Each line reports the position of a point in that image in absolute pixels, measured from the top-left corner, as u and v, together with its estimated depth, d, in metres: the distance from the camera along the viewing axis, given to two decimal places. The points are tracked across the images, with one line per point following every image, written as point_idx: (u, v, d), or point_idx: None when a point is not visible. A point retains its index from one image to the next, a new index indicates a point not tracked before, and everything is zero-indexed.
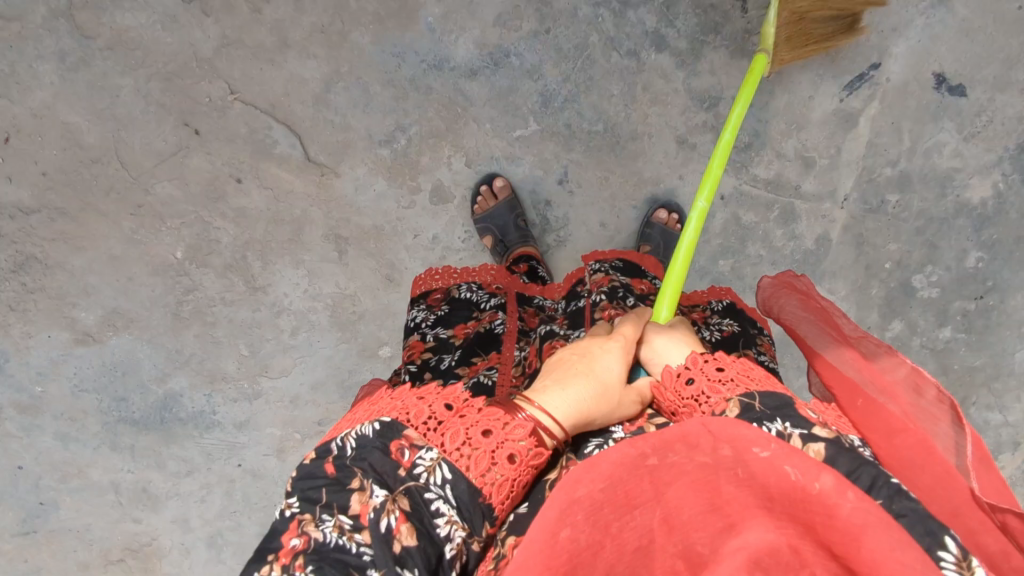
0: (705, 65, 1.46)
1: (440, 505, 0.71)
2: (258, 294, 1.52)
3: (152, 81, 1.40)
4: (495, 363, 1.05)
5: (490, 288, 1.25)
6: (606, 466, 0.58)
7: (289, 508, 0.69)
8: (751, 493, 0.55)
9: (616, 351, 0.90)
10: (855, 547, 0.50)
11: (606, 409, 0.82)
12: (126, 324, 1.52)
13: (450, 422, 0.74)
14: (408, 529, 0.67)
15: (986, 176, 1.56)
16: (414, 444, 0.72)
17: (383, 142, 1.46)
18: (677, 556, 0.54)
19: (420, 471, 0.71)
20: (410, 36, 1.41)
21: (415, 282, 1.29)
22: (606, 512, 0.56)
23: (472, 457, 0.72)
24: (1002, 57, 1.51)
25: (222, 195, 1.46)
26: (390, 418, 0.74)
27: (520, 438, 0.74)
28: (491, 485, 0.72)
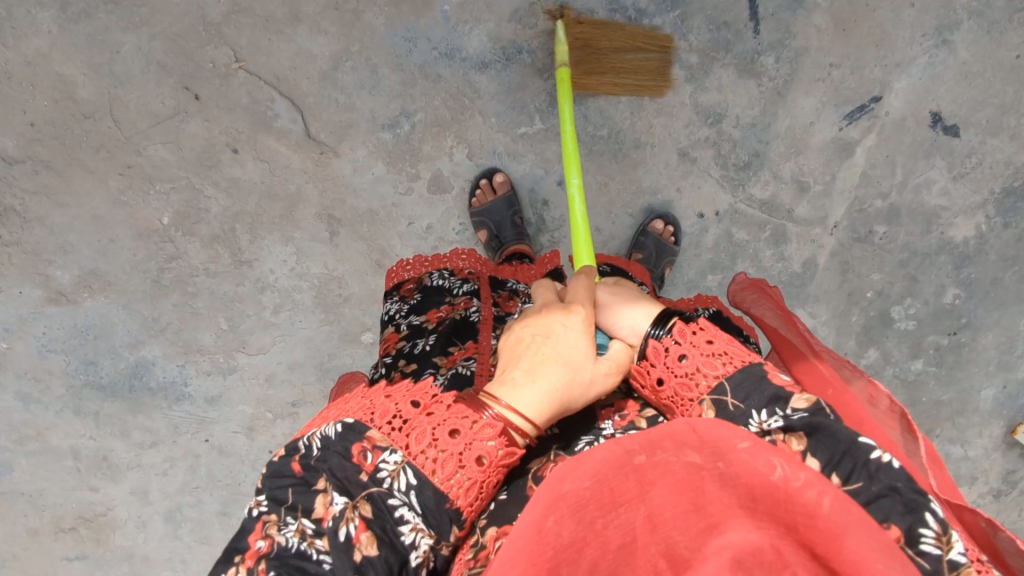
0: (713, 81, 1.49)
1: (404, 513, 0.68)
2: (243, 268, 1.49)
3: (155, 40, 1.36)
4: (473, 353, 1.02)
5: (463, 275, 1.26)
6: (592, 463, 0.59)
7: (258, 507, 0.69)
8: (731, 491, 0.55)
9: (578, 323, 0.83)
10: (837, 546, 0.49)
11: (584, 395, 0.78)
12: (103, 287, 1.47)
13: (416, 421, 0.71)
14: (368, 538, 0.67)
15: (970, 217, 1.61)
16: (377, 446, 0.70)
17: (386, 125, 1.44)
18: (660, 555, 0.52)
19: (383, 476, 0.69)
20: (424, 23, 1.39)
21: (388, 274, 1.31)
22: (591, 510, 0.57)
23: (438, 460, 0.69)
24: (996, 103, 1.55)
25: (216, 164, 1.43)
26: (354, 418, 0.71)
27: (487, 440, 0.70)
28: (458, 489, 0.68)
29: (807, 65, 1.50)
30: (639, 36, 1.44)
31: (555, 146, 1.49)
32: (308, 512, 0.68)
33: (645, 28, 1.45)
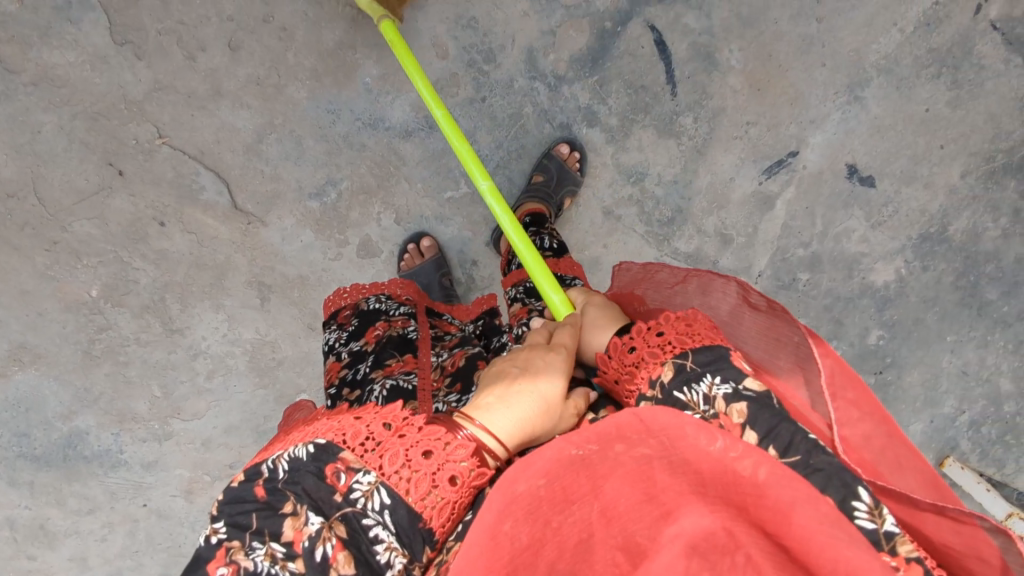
0: (634, 142, 1.53)
1: (379, 532, 0.68)
2: (175, 336, 1.50)
3: (76, 119, 1.36)
4: (413, 368, 1.05)
5: (400, 299, 1.25)
6: (540, 463, 0.54)
7: (217, 534, 0.68)
8: (687, 478, 0.52)
9: (561, 361, 0.85)
10: (787, 523, 0.47)
11: (550, 423, 0.79)
12: (34, 360, 1.48)
13: (389, 442, 0.71)
14: (345, 557, 0.66)
15: (889, 261, 1.66)
16: (351, 467, 0.70)
17: (313, 195, 1.46)
18: (616, 549, 0.50)
19: (356, 496, 0.69)
20: (346, 94, 1.41)
21: (326, 303, 1.28)
22: (544, 509, 0.52)
23: (411, 480, 0.70)
24: (909, 154, 1.60)
25: (143, 237, 1.44)
26: (325, 440, 0.72)
27: (461, 460, 0.71)
28: (432, 508, 0.69)
29: (724, 124, 1.54)
30: (559, 101, 1.48)
31: (482, 208, 1.52)
32: (274, 533, 0.67)
33: (565, 93, 1.47)
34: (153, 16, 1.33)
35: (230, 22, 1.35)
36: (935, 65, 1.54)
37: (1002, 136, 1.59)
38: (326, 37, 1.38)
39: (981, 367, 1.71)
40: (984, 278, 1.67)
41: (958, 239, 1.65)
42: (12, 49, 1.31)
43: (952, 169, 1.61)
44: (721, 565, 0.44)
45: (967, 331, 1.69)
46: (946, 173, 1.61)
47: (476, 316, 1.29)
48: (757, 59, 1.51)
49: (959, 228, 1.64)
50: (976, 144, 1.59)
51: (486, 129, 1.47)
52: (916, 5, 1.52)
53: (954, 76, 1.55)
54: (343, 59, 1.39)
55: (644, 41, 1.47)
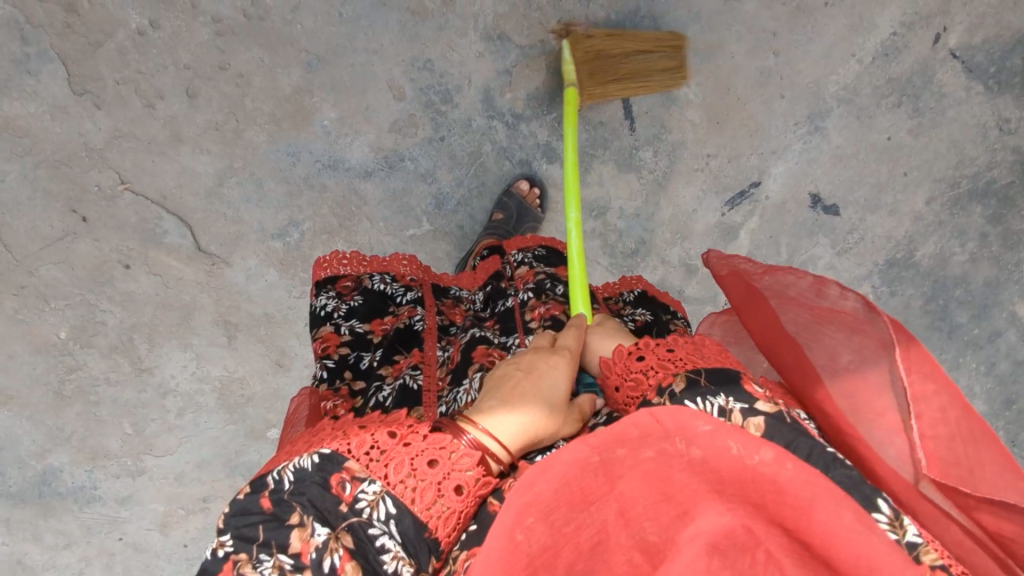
0: (593, 176, 1.55)
1: (385, 541, 0.69)
2: (144, 375, 1.51)
3: (38, 168, 1.38)
4: (418, 362, 1.03)
5: (405, 280, 1.18)
6: (558, 467, 0.55)
7: (224, 547, 0.68)
8: (703, 477, 0.53)
9: (562, 367, 0.87)
10: (807, 518, 0.48)
11: (552, 431, 0.79)
12: (7, 401, 1.48)
13: (394, 451, 0.71)
14: (352, 567, 0.67)
15: (856, 287, 1.63)
16: (356, 476, 0.70)
17: (276, 235, 1.47)
18: (635, 548, 0.51)
19: (362, 506, 0.69)
20: (305, 137, 1.43)
21: (319, 264, 1.18)
22: (563, 512, 0.53)
23: (417, 488, 0.70)
24: (872, 182, 1.58)
25: (109, 279, 1.45)
26: (330, 449, 0.72)
27: (466, 469, 0.71)
28: (437, 518, 0.69)
29: (684, 157, 1.55)
30: (518, 138, 1.50)
31: (445, 245, 1.52)
32: (281, 545, 0.68)
33: (524, 131, 1.49)
34: (111, 66, 1.36)
35: (186, 70, 1.38)
36: (895, 94, 1.54)
37: (966, 163, 1.56)
38: (283, 82, 1.41)
39: None
40: (954, 302, 1.62)
41: (926, 263, 1.61)
42: None
43: (916, 197, 1.58)
44: (739, 560, 0.45)
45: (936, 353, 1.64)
46: (911, 201, 1.58)
47: (483, 283, 1.24)
48: (715, 92, 1.52)
49: (926, 253, 1.61)
50: (940, 170, 1.56)
51: (447, 168, 1.49)
52: (872, 36, 1.52)
53: (915, 104, 1.54)
54: (300, 103, 1.42)
55: None
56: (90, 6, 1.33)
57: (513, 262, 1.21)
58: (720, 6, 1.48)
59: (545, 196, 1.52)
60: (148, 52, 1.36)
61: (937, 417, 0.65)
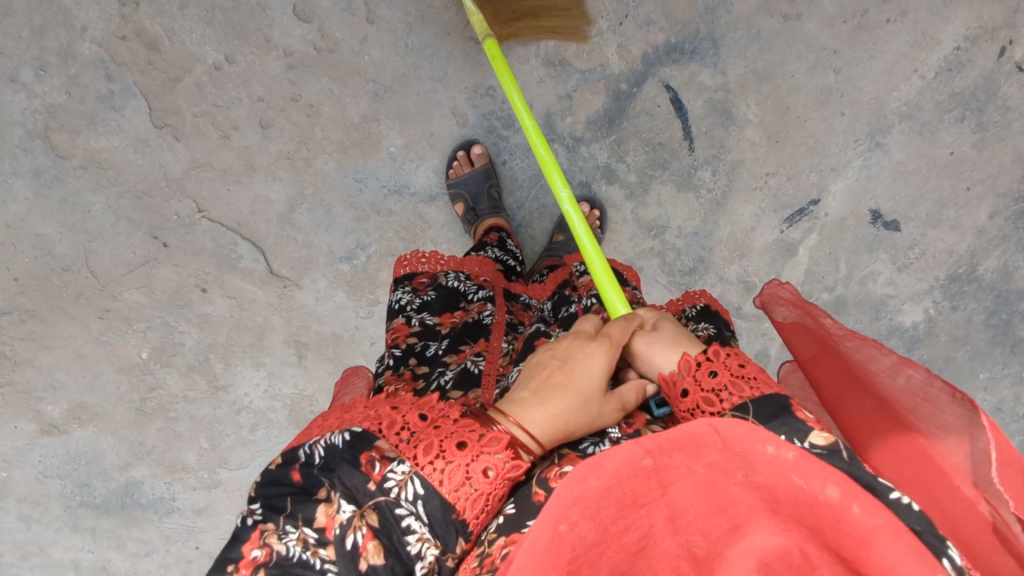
0: (652, 198, 1.57)
1: (411, 522, 0.66)
2: (220, 393, 1.54)
3: (122, 198, 1.45)
4: (483, 350, 0.98)
5: (478, 280, 1.18)
6: (611, 465, 0.51)
7: (251, 515, 0.64)
8: (760, 492, 0.48)
9: (602, 355, 0.81)
10: (865, 551, 0.44)
11: (588, 419, 0.76)
12: (91, 418, 1.51)
13: (425, 433, 0.69)
14: (375, 547, 0.64)
15: (918, 302, 1.59)
16: (386, 456, 0.67)
17: (344, 258, 1.51)
18: (684, 558, 0.47)
19: (390, 485, 0.66)
20: (371, 164, 1.48)
21: (399, 263, 1.21)
22: (612, 512, 0.49)
23: (445, 470, 0.67)
24: (934, 198, 1.55)
25: (187, 303, 1.50)
26: (361, 428, 0.70)
27: (496, 452, 0.68)
28: (465, 500, 0.66)
29: (743, 176, 1.56)
30: (579, 161, 1.55)
31: None
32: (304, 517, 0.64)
33: (584, 154, 1.54)
34: (189, 100, 1.43)
35: (260, 102, 1.44)
36: (958, 109, 1.51)
37: None
38: (351, 111, 1.46)
39: (1017, 405, 1.62)
40: (1017, 316, 1.58)
41: (989, 278, 1.57)
42: (62, 136, 1.41)
43: (979, 211, 1.54)
44: None
45: (1000, 368, 1.60)
46: (973, 215, 1.55)
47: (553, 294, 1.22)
48: (774, 111, 1.53)
49: (989, 267, 1.57)
50: (1004, 184, 1.53)
51: (507, 191, 1.54)
52: (934, 51, 1.50)
53: (979, 118, 1.51)
54: (367, 132, 1.47)
55: (660, 99, 1.52)
56: (170, 44, 1.41)
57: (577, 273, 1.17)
58: (778, 26, 1.50)
59: (603, 218, 1.55)
60: (223, 86, 1.43)
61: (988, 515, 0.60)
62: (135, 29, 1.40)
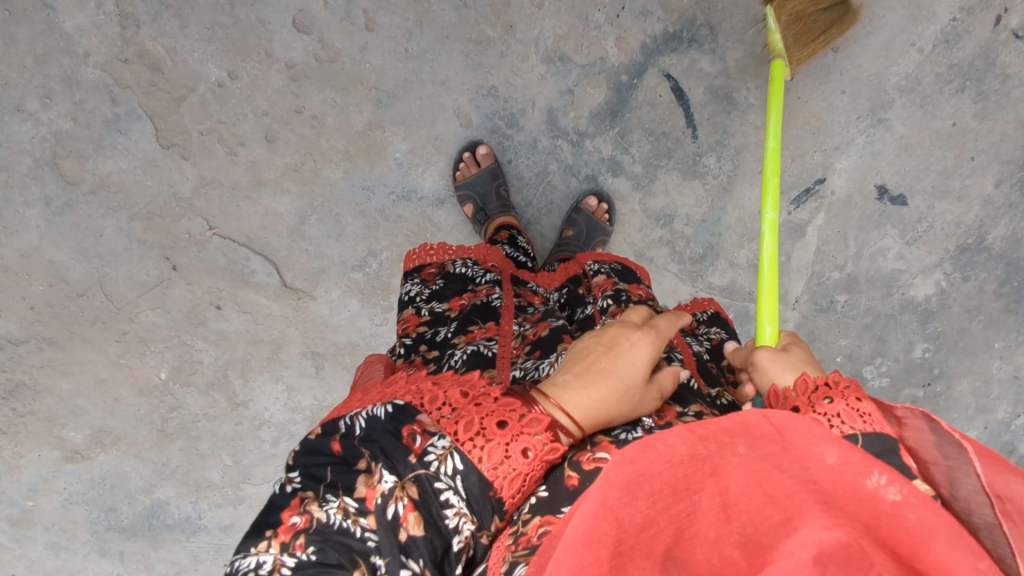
0: (660, 186, 1.54)
1: (450, 497, 0.66)
2: (240, 409, 1.54)
3: (133, 221, 1.45)
4: (493, 334, 0.97)
5: (485, 265, 1.18)
6: (662, 450, 0.51)
7: (291, 484, 0.67)
8: (809, 485, 0.49)
9: (645, 345, 0.82)
10: (923, 549, 0.44)
11: (627, 408, 0.76)
12: (114, 441, 1.52)
13: (465, 410, 0.70)
14: (415, 518, 0.64)
15: (929, 276, 1.59)
16: (426, 430, 0.68)
17: (356, 266, 1.52)
18: (735, 545, 0.47)
19: (431, 459, 0.66)
20: (378, 171, 1.49)
21: (410, 256, 1.21)
22: (663, 496, 0.49)
23: (485, 448, 0.67)
24: (939, 169, 1.55)
25: (203, 320, 1.50)
26: (403, 402, 0.71)
27: (534, 432, 0.68)
28: (503, 478, 0.66)
29: (749, 159, 1.53)
30: (583, 155, 1.52)
31: None
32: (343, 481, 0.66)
33: (588, 148, 1.52)
34: (195, 118, 1.43)
35: (265, 116, 1.45)
36: (957, 80, 1.52)
37: None
38: (355, 120, 1.46)
39: None
40: None
41: (998, 247, 1.57)
42: (70, 162, 1.42)
43: (985, 180, 1.55)
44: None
45: (1015, 336, 1.60)
46: (979, 185, 1.55)
47: (561, 286, 1.21)
48: None
49: (998, 236, 1.57)
50: (1008, 152, 1.54)
51: (514, 189, 1.55)
52: (931, 23, 1.51)
53: (979, 88, 1.52)
54: (372, 139, 1.47)
55: (661, 89, 1.50)
56: (172, 63, 1.41)
57: (588, 274, 1.18)
58: None
59: (612, 210, 1.53)
60: (227, 102, 1.44)
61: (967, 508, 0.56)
62: (137, 51, 1.41)
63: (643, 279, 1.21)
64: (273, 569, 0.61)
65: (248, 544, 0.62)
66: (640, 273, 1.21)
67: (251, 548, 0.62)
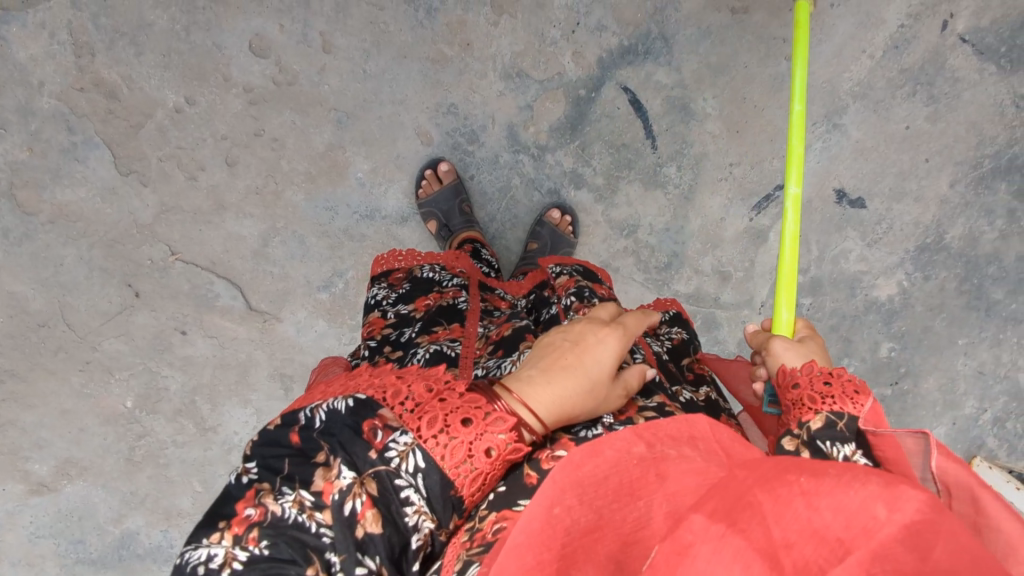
0: (622, 198, 1.55)
1: (410, 494, 0.64)
2: (209, 434, 1.52)
3: (94, 248, 1.44)
4: (458, 336, 0.97)
5: (453, 270, 1.18)
6: (608, 453, 0.56)
7: (248, 475, 0.65)
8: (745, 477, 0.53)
9: (612, 342, 0.82)
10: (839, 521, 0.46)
11: (591, 404, 0.75)
12: (80, 472, 1.49)
13: (428, 405, 0.68)
14: (373, 515, 0.63)
15: (890, 276, 1.62)
16: (389, 425, 0.66)
17: (322, 286, 1.51)
18: None
19: (391, 456, 0.65)
20: (340, 191, 1.49)
21: (376, 261, 1.21)
22: (609, 501, 0.54)
23: (448, 446, 0.65)
24: (894, 171, 1.59)
25: (168, 347, 1.49)
26: (365, 396, 0.69)
27: (498, 432, 0.67)
28: (464, 477, 0.65)
29: (708, 168, 1.54)
30: (544, 168, 1.53)
31: None
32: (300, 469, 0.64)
33: (549, 161, 1.53)
34: (153, 144, 1.43)
35: (224, 140, 1.45)
36: (908, 84, 1.56)
37: (986, 142, 1.56)
38: (316, 141, 1.47)
39: (998, 366, 1.62)
40: (988, 280, 1.60)
41: (956, 245, 1.60)
42: (27, 193, 1.41)
43: (940, 181, 1.58)
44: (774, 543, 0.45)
45: (979, 332, 1.61)
46: (935, 185, 1.58)
47: (528, 291, 1.22)
48: None
49: (956, 235, 1.59)
50: (961, 153, 1.57)
51: (478, 205, 1.56)
52: (880, 31, 1.55)
53: (930, 91, 1.55)
54: (333, 160, 1.48)
55: (619, 102, 1.51)
56: (129, 91, 1.41)
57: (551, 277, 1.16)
58: (727, 19, 1.49)
59: (576, 222, 1.54)
60: (186, 128, 1.43)
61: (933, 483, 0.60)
62: (92, 79, 1.40)
63: (606, 281, 1.22)
64: (223, 563, 0.59)
65: (201, 534, 0.61)
66: (605, 278, 1.22)
67: (204, 539, 0.60)
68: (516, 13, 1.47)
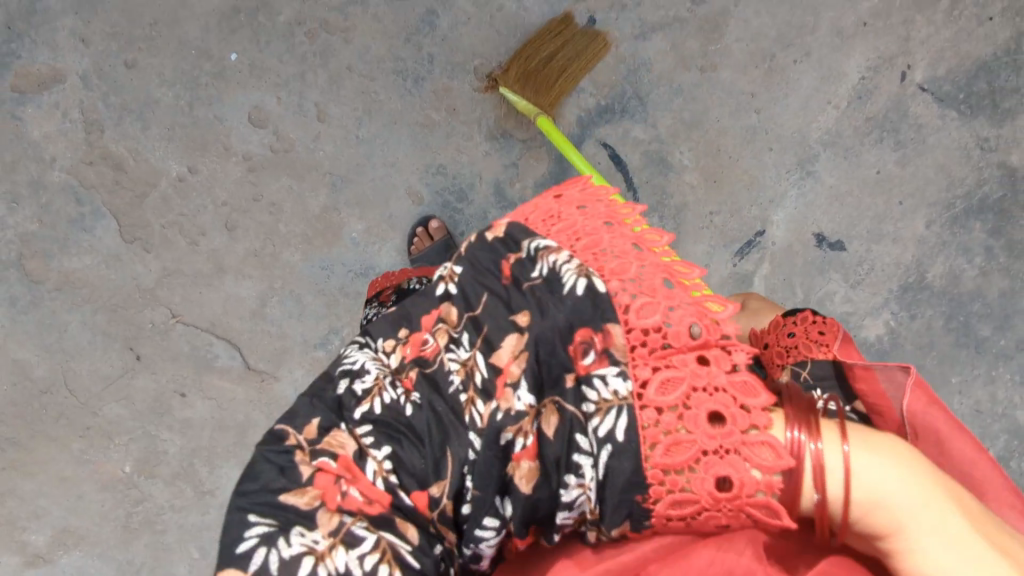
0: None
1: (584, 463, 0.63)
2: (206, 498, 1.52)
3: (97, 313, 1.49)
4: None
5: (439, 279, 1.31)
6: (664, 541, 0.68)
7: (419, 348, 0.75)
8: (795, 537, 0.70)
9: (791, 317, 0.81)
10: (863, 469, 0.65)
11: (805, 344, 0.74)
12: (77, 541, 1.49)
13: (673, 351, 0.64)
14: (527, 468, 0.64)
15: (876, 316, 1.65)
16: (608, 351, 0.64)
17: (319, 344, 1.55)
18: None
19: (591, 404, 0.63)
20: (336, 251, 1.55)
21: (372, 283, 1.37)
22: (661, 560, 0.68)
23: (669, 413, 0.62)
24: (871, 215, 1.64)
25: (167, 409, 1.51)
26: (600, 287, 0.67)
27: (759, 408, 0.62)
28: (665, 462, 0.61)
29: (690, 217, 1.64)
30: None
31: None
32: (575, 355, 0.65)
33: None
34: (157, 212, 1.50)
35: (224, 206, 1.52)
36: (875, 131, 1.63)
37: (956, 184, 1.62)
38: (312, 205, 1.53)
39: (994, 405, 1.64)
40: (974, 317, 1.63)
41: (939, 284, 1.64)
42: (35, 263, 1.47)
43: (916, 222, 1.63)
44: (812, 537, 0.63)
45: (971, 370, 1.63)
46: (912, 227, 1.64)
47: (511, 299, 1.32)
48: (707, 155, 1.63)
49: (937, 273, 1.64)
50: (933, 195, 1.63)
51: None
52: (843, 83, 1.63)
53: (896, 138, 1.63)
54: (329, 221, 1.54)
55: (600, 156, 1.63)
56: (135, 163, 1.49)
57: None
58: (697, 78, 1.61)
59: None
60: (188, 196, 1.51)
61: (927, 432, 0.79)
62: (101, 153, 1.48)
63: None
64: (353, 430, 0.68)
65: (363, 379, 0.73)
66: None
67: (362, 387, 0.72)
68: (499, 80, 1.56)
